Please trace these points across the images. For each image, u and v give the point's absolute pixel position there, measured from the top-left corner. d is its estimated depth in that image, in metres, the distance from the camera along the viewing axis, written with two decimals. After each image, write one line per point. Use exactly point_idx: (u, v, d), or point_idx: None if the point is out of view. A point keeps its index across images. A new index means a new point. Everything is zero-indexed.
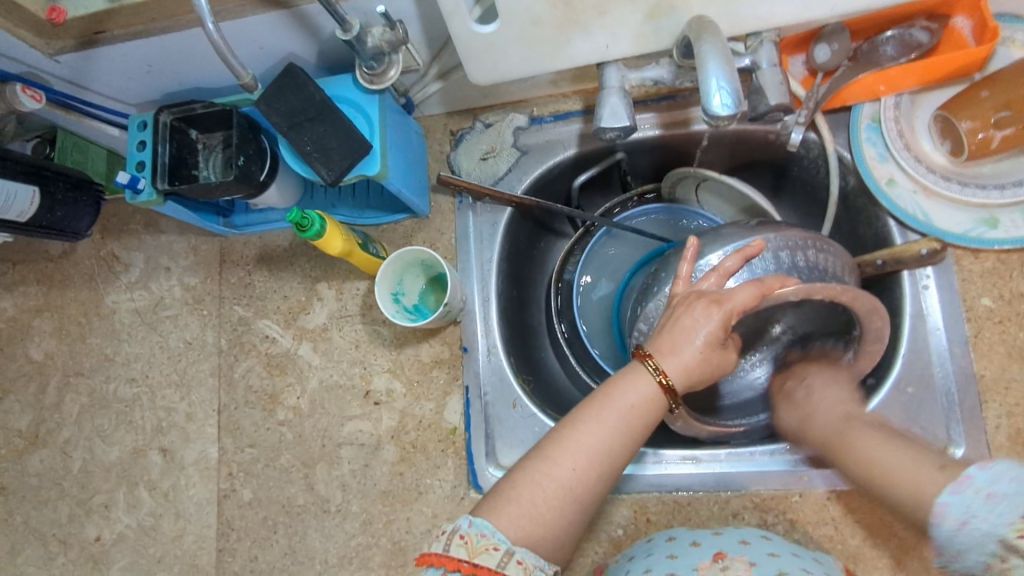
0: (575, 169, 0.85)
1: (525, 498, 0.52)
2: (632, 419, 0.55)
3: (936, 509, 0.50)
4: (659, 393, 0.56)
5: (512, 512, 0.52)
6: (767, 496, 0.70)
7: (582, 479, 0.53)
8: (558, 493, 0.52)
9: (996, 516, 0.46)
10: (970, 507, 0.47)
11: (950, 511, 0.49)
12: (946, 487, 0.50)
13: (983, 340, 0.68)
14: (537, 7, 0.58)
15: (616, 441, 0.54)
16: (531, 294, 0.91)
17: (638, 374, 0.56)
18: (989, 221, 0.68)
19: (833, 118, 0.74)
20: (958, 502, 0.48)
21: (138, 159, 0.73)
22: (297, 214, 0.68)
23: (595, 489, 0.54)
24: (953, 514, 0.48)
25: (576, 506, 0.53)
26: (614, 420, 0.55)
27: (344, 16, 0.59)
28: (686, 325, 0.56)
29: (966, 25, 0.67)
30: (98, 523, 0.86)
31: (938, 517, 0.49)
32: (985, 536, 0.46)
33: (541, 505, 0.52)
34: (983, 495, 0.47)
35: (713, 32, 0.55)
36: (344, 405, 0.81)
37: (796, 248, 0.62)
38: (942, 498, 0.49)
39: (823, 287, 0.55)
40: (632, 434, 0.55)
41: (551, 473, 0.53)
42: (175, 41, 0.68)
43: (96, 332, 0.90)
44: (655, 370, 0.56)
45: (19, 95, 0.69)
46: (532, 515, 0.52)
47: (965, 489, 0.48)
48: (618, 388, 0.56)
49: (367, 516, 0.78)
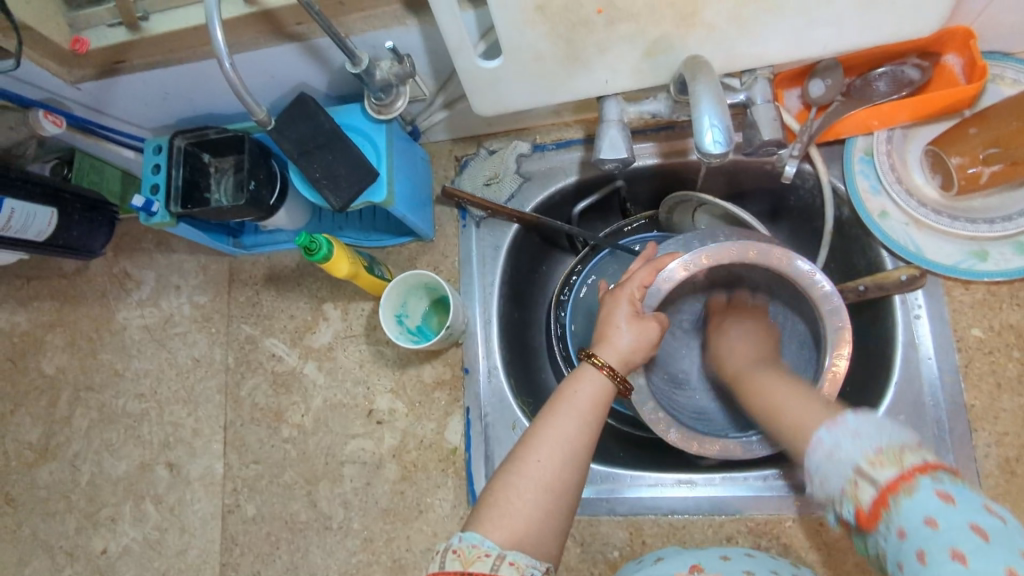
0: (576, 196, 0.87)
1: (504, 500, 0.54)
2: (586, 404, 0.59)
3: (813, 445, 0.51)
4: (604, 380, 0.62)
5: (496, 516, 0.53)
6: (760, 520, 0.71)
7: (551, 469, 0.55)
8: (532, 488, 0.54)
9: (858, 445, 0.47)
10: (839, 439, 0.49)
11: (823, 445, 0.50)
12: (825, 425, 0.51)
13: (974, 370, 0.69)
14: (539, 44, 0.61)
15: (578, 428, 0.58)
16: (532, 316, 0.93)
17: (582, 371, 0.63)
18: (979, 253, 0.70)
19: (827, 151, 0.76)
20: (830, 436, 0.49)
21: (152, 181, 0.75)
22: (306, 238, 0.70)
23: (574, 477, 0.56)
24: (824, 446, 0.49)
25: (551, 494, 0.54)
26: (566, 407, 0.59)
27: (354, 50, 0.62)
28: (611, 315, 0.66)
29: (957, 63, 0.69)
30: (104, 536, 0.87)
31: (814, 450, 0.50)
32: (844, 463, 0.47)
33: (518, 500, 0.54)
34: (851, 429, 0.48)
35: (708, 73, 0.57)
36: (347, 423, 0.83)
37: (707, 237, 0.69)
38: (818, 435, 0.51)
39: (718, 251, 0.68)
40: (592, 419, 0.59)
41: (521, 470, 0.55)
42: (191, 70, 0.71)
43: (107, 347, 0.92)
44: (600, 364, 0.62)
45: (42, 121, 0.72)
46: (512, 514, 0.53)
47: (838, 428, 0.50)
48: (572, 384, 0.61)
49: (369, 533, 0.79)
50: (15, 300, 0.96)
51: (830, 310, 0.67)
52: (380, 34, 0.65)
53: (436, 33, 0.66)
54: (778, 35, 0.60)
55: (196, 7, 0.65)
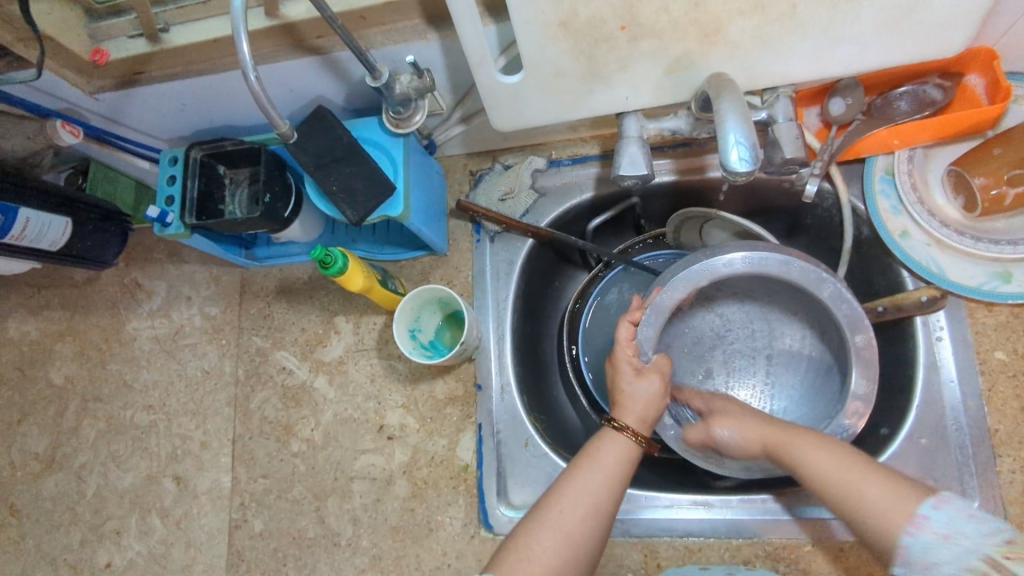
0: (591, 212, 0.87)
1: (523, 545, 0.55)
2: (612, 464, 0.60)
3: (914, 520, 0.51)
4: (627, 439, 0.62)
5: (513, 560, 0.54)
6: (779, 544, 0.70)
7: (570, 518, 0.56)
8: (552, 535, 0.55)
9: (979, 533, 0.48)
10: (952, 521, 0.50)
11: (930, 524, 0.50)
12: (927, 501, 0.51)
13: (998, 395, 0.68)
14: (561, 60, 0.60)
15: (603, 489, 0.58)
16: (545, 332, 0.91)
17: (606, 432, 0.63)
18: (1003, 275, 0.69)
19: (847, 169, 0.76)
20: (939, 516, 0.50)
21: (167, 193, 0.75)
22: (321, 251, 0.70)
23: (597, 530, 0.57)
24: (936, 526, 0.50)
25: (568, 543, 0.55)
26: (590, 464, 0.60)
27: (373, 64, 0.61)
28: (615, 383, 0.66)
29: (979, 83, 0.68)
30: (109, 550, 0.86)
31: (916, 528, 0.50)
32: (967, 549, 0.48)
33: (539, 548, 0.55)
34: (963, 513, 0.50)
35: (733, 90, 0.56)
36: (357, 438, 0.82)
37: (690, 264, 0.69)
38: (923, 511, 0.51)
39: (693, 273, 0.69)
40: (616, 473, 0.60)
41: (544, 518, 0.56)
42: (210, 81, 0.71)
43: (116, 358, 0.91)
44: (620, 425, 0.62)
45: (60, 131, 0.72)
46: (533, 559, 0.54)
47: (947, 507, 0.51)
48: (596, 442, 0.62)
49: (377, 551, 0.78)
50: (25, 309, 0.95)
51: (832, 294, 0.67)
52: (400, 48, 0.65)
53: (455, 47, 0.66)
54: (801, 54, 0.60)
55: (217, 20, 0.65)
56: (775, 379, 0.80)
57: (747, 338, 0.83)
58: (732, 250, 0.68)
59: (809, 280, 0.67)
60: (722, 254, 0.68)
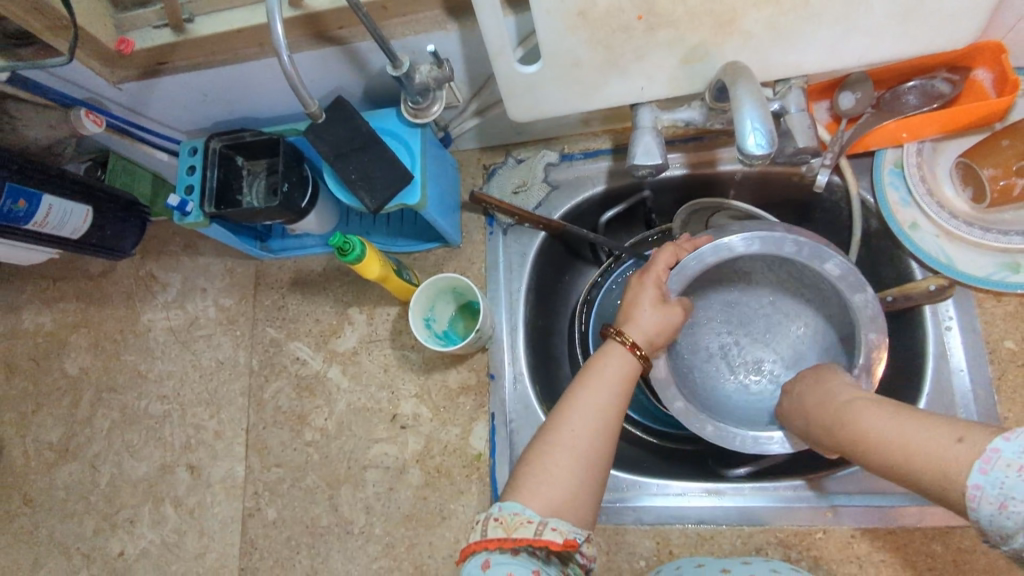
0: (603, 205, 0.87)
1: (539, 468, 0.56)
2: (616, 375, 0.61)
3: (970, 494, 0.43)
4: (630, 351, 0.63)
5: (533, 486, 0.54)
6: (790, 531, 0.70)
7: (582, 435, 0.57)
8: (568, 455, 0.56)
9: None
10: (1005, 484, 0.41)
11: (986, 494, 0.42)
12: (973, 466, 0.43)
13: (1008, 383, 0.69)
14: (579, 50, 0.61)
15: (609, 403, 0.59)
16: (556, 326, 0.92)
17: (610, 348, 0.63)
18: (1011, 265, 0.70)
19: (856, 163, 0.77)
20: (991, 481, 0.42)
21: (186, 182, 0.77)
22: (340, 238, 0.71)
23: (606, 438, 0.58)
24: (988, 496, 0.42)
25: (583, 461, 0.56)
26: (598, 380, 0.60)
27: (394, 53, 0.63)
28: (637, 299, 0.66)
29: (987, 78, 0.69)
30: (122, 538, 0.86)
31: (974, 501, 0.43)
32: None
33: (556, 469, 0.55)
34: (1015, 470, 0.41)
35: (749, 78, 0.58)
36: (371, 428, 0.83)
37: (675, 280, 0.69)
38: (974, 480, 0.43)
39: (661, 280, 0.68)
40: (620, 387, 0.61)
41: (557, 439, 0.57)
42: (232, 72, 0.72)
43: (131, 349, 0.92)
44: (617, 336, 0.64)
45: (84, 120, 0.73)
46: (551, 480, 0.55)
47: (995, 467, 0.42)
48: (598, 359, 0.63)
49: (391, 539, 0.78)
50: (40, 301, 0.96)
51: (795, 246, 0.68)
52: (421, 39, 0.67)
53: (474, 38, 0.67)
54: (814, 45, 0.61)
55: (243, 10, 0.66)
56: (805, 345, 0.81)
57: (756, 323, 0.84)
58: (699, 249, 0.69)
59: (804, 253, 0.68)
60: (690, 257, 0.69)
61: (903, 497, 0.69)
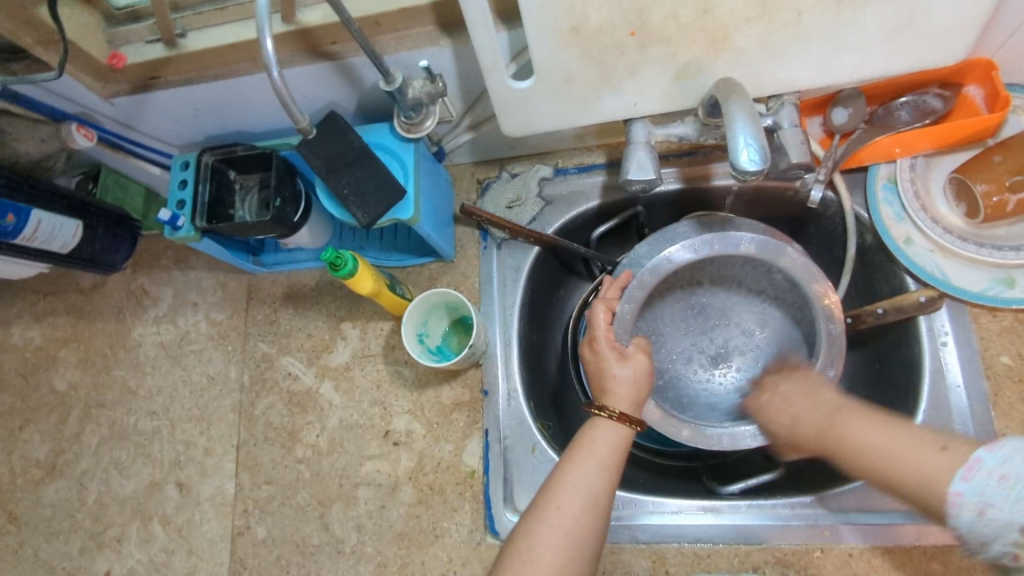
0: (596, 220, 0.87)
1: (525, 546, 0.55)
2: (608, 450, 0.60)
3: (950, 501, 0.47)
4: (619, 424, 0.62)
5: (518, 564, 0.54)
6: (787, 550, 0.69)
7: (569, 514, 0.56)
8: (553, 534, 0.55)
9: (1014, 503, 0.44)
10: (984, 493, 0.45)
11: (965, 500, 0.46)
12: (957, 475, 0.48)
13: (1004, 400, 0.69)
14: (571, 65, 0.61)
15: (596, 481, 0.58)
16: (549, 341, 0.92)
17: (600, 421, 0.62)
18: (1006, 281, 0.70)
19: (850, 178, 0.77)
20: (971, 489, 0.46)
21: (178, 198, 0.75)
22: (332, 253, 0.70)
23: (597, 518, 0.57)
24: (968, 503, 0.46)
25: (569, 540, 0.55)
26: (587, 455, 0.60)
27: (388, 68, 0.63)
28: (604, 369, 0.67)
29: (979, 94, 0.70)
30: (108, 558, 0.85)
31: (953, 508, 0.47)
32: (1005, 524, 0.44)
33: (541, 548, 0.55)
34: (995, 479, 0.45)
35: (742, 95, 0.58)
36: (363, 444, 0.82)
37: (624, 322, 0.72)
38: (955, 488, 0.47)
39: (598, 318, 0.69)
40: (610, 462, 0.60)
41: (544, 518, 0.56)
42: (225, 87, 0.72)
43: (121, 364, 0.91)
44: (609, 410, 0.63)
45: (74, 134, 0.73)
46: (536, 561, 0.54)
47: (977, 476, 0.46)
48: (588, 430, 0.62)
49: (382, 558, 0.77)
50: (30, 315, 0.95)
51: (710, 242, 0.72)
52: (413, 54, 0.67)
53: (467, 54, 0.67)
54: (808, 60, 0.61)
55: (235, 25, 0.66)
56: (769, 323, 0.84)
57: (716, 322, 0.87)
58: (640, 288, 0.73)
59: (721, 247, 0.72)
60: (627, 300, 0.72)
61: (902, 517, 0.68)
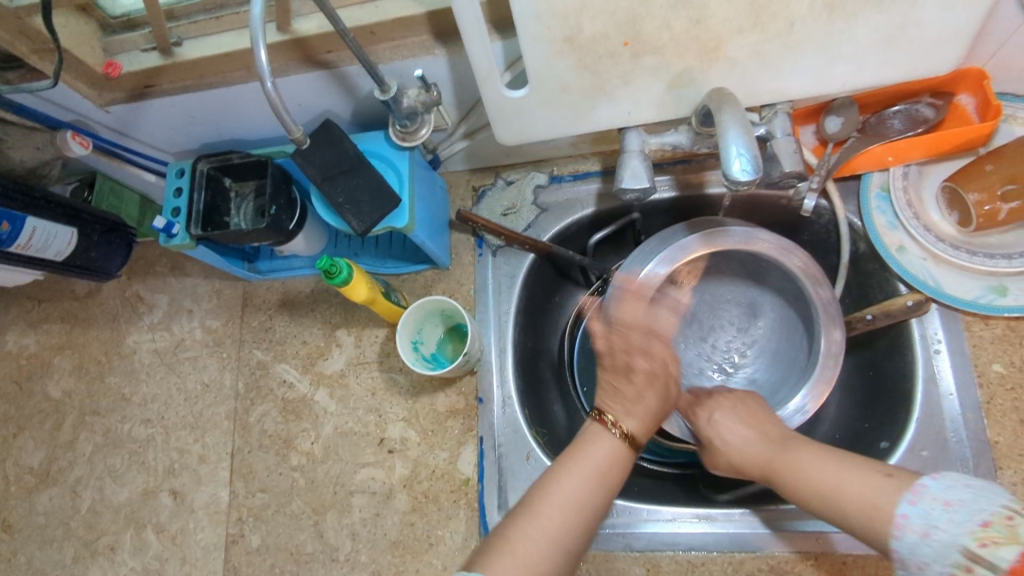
0: (592, 227, 0.87)
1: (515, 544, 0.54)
2: (605, 461, 0.60)
3: (896, 523, 0.50)
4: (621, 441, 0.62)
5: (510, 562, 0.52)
6: (781, 558, 0.69)
7: (565, 519, 0.56)
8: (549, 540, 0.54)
9: (956, 523, 0.46)
10: (929, 516, 0.48)
11: (910, 522, 0.49)
12: (903, 497, 0.50)
13: (996, 408, 0.69)
14: (565, 75, 0.62)
15: (588, 490, 0.58)
16: (545, 348, 0.92)
17: (603, 435, 0.62)
18: (998, 289, 0.71)
19: (843, 187, 0.78)
20: (917, 512, 0.49)
21: (174, 205, 0.76)
22: (326, 261, 0.70)
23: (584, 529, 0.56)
24: (914, 524, 0.49)
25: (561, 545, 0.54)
26: (588, 466, 0.59)
27: (382, 77, 0.63)
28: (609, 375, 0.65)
29: (970, 103, 0.70)
30: (102, 566, 0.84)
31: (899, 530, 0.50)
32: (946, 545, 0.46)
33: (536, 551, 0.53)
34: (940, 503, 0.48)
35: (734, 105, 0.58)
36: (358, 452, 0.81)
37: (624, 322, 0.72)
38: (901, 510, 0.50)
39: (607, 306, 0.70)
40: (607, 478, 0.59)
41: (540, 519, 0.55)
42: (220, 95, 0.72)
43: (115, 371, 0.91)
44: (611, 424, 0.63)
45: (69, 142, 0.73)
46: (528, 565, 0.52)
47: (922, 500, 0.49)
48: (592, 441, 0.62)
49: (376, 567, 0.77)
50: (25, 322, 0.95)
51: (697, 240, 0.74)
52: (408, 63, 0.67)
53: (462, 63, 0.68)
54: (800, 71, 0.61)
55: (231, 34, 0.66)
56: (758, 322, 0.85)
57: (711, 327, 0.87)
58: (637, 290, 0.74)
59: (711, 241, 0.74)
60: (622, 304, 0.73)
61: None
